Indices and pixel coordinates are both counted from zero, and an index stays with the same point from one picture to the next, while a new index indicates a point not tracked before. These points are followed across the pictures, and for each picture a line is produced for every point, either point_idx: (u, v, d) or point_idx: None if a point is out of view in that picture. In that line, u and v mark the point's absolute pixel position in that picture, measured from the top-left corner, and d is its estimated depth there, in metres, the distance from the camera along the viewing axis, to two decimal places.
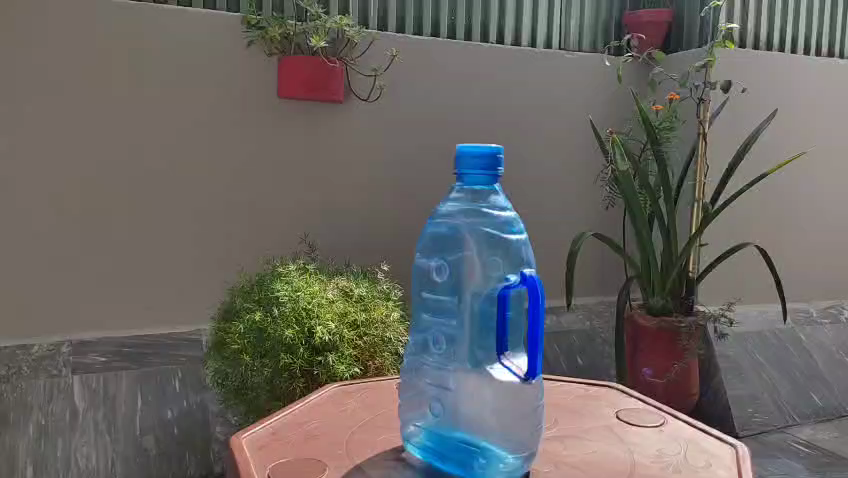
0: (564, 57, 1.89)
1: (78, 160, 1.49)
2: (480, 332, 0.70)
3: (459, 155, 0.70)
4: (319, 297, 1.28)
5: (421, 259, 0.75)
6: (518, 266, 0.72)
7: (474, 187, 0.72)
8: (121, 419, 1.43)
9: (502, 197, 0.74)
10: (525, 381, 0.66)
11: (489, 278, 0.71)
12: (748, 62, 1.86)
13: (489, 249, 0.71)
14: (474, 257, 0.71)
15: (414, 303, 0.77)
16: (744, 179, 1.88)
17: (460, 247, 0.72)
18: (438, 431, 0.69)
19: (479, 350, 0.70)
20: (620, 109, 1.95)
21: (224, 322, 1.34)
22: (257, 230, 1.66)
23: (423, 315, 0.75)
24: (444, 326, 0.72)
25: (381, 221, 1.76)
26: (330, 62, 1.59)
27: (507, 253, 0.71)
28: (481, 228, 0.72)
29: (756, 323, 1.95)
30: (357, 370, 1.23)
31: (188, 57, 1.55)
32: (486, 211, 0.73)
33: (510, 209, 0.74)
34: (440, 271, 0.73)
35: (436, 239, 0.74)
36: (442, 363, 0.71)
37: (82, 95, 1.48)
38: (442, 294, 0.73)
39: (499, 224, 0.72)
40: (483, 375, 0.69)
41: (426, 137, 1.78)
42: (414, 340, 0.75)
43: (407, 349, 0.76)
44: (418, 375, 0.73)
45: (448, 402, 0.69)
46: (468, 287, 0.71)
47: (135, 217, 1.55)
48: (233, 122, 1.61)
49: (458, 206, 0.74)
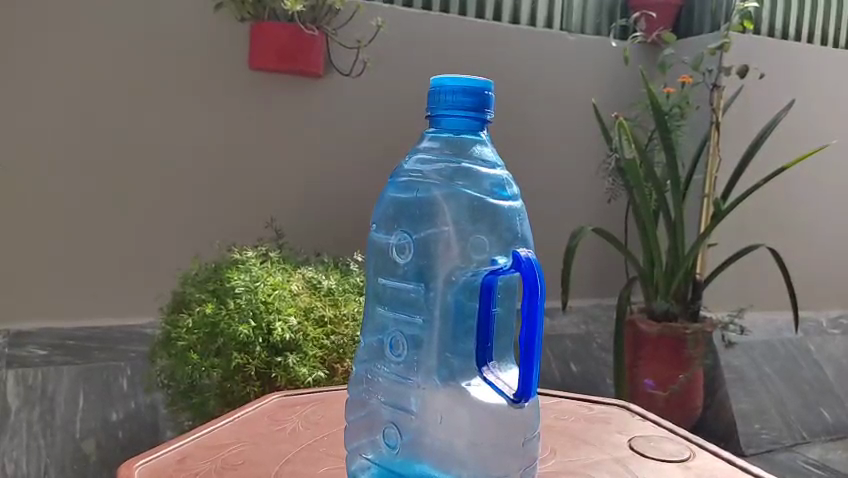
0: (566, 39, 1.73)
1: (22, 128, 1.33)
2: (454, 335, 0.56)
3: (435, 90, 0.54)
4: (281, 290, 1.12)
5: (376, 233, 0.60)
6: (508, 242, 0.57)
7: (453, 137, 0.57)
8: (59, 419, 1.29)
9: (490, 149, 0.58)
10: (514, 402, 0.49)
11: (469, 259, 0.56)
12: (765, 47, 1.70)
13: (471, 220, 0.57)
14: (452, 233, 0.56)
15: (367, 292, 0.61)
16: (757, 175, 1.73)
17: (431, 219, 0.57)
18: (392, 469, 0.55)
19: (454, 357, 0.55)
20: (625, 94, 1.79)
21: (173, 314, 1.18)
22: (222, 214, 1.49)
23: (377, 308, 0.59)
24: (405, 325, 0.57)
25: (361, 207, 1.60)
26: (309, 30, 1.42)
27: (494, 226, 0.57)
28: (463, 192, 0.57)
29: (765, 332, 1.79)
30: (322, 374, 1.07)
31: (150, 20, 1.39)
32: (469, 169, 0.57)
33: (501, 166, 0.58)
34: (401, 250, 0.58)
35: (398, 208, 0.58)
36: (401, 376, 0.56)
37: (26, 56, 1.31)
38: (403, 281, 0.58)
39: (485, 187, 0.57)
40: (457, 393, 0.54)
41: (414, 117, 1.63)
42: (365, 342, 0.60)
43: (357, 354, 0.60)
44: (369, 391, 0.58)
45: (409, 430, 0.55)
46: (439, 273, 0.56)
47: (86, 195, 1.38)
48: (200, 94, 1.44)
49: (429, 162, 0.58)
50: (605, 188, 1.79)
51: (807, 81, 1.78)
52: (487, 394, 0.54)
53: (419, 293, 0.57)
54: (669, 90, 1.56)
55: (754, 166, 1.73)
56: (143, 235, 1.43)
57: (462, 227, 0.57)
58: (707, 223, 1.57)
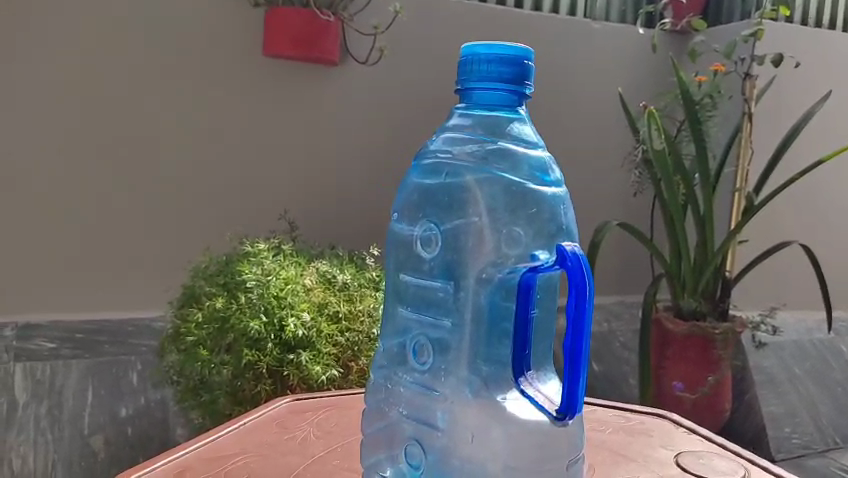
0: (591, 27, 1.67)
1: (31, 117, 1.29)
2: (488, 338, 0.52)
3: (467, 58, 0.50)
4: (294, 284, 1.07)
5: (399, 223, 0.55)
6: (550, 232, 0.53)
7: (486, 115, 0.53)
8: (67, 414, 1.27)
9: (528, 127, 0.54)
10: (556, 418, 0.45)
11: (505, 255, 0.52)
12: (799, 35, 1.63)
13: (507, 211, 0.53)
14: (485, 225, 0.52)
15: (388, 288, 0.57)
16: (791, 169, 1.66)
17: (462, 209, 0.53)
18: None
19: (484, 365, 0.52)
20: (651, 83, 1.73)
21: (182, 308, 1.14)
22: (235, 206, 1.44)
23: (400, 308, 0.56)
24: (431, 328, 0.53)
25: (377, 199, 1.55)
26: (324, 15, 1.37)
27: (535, 216, 0.53)
28: (498, 175, 0.53)
29: (795, 332, 1.72)
30: (336, 372, 1.03)
31: (160, 5, 1.35)
32: (506, 149, 0.53)
33: (541, 147, 0.54)
34: (427, 243, 0.54)
35: (423, 195, 0.54)
36: (426, 386, 0.53)
37: (35, 44, 1.28)
38: (429, 278, 0.54)
39: (524, 171, 0.53)
40: (491, 405, 0.51)
41: (433, 107, 1.57)
42: (386, 346, 0.56)
43: (376, 357, 0.57)
44: (388, 402, 0.54)
45: (434, 447, 0.51)
46: (471, 269, 0.52)
47: (95, 186, 1.35)
48: (212, 82, 1.40)
49: (457, 141, 0.54)
50: (631, 181, 1.73)
51: (843, 70, 1.70)
52: (523, 410, 0.50)
53: (446, 292, 0.53)
54: (701, 78, 1.50)
55: (786, 160, 1.66)
56: (153, 227, 1.39)
57: (496, 217, 0.52)
58: (738, 218, 1.51)
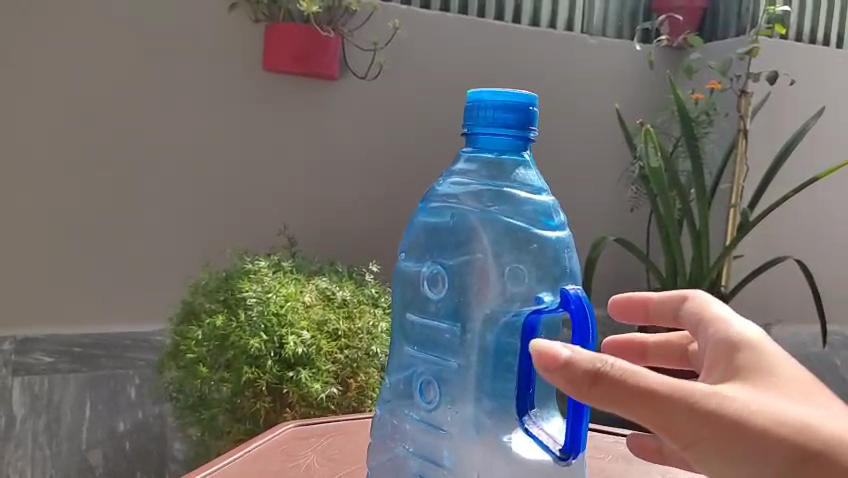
0: (587, 43, 1.69)
1: (33, 132, 1.30)
2: (491, 377, 0.56)
3: (471, 106, 0.56)
4: (294, 301, 1.08)
5: (406, 260, 0.62)
6: (555, 275, 0.57)
7: (490, 158, 0.60)
8: (65, 430, 1.29)
9: (531, 172, 0.60)
10: (562, 458, 0.49)
11: (510, 295, 0.56)
12: (794, 52, 1.65)
13: (510, 254, 0.58)
14: (489, 267, 0.57)
15: (397, 321, 0.63)
16: (786, 185, 1.68)
17: (467, 250, 0.58)
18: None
19: (488, 400, 0.56)
20: (648, 100, 1.75)
21: (182, 325, 1.14)
22: (234, 221, 1.45)
23: (410, 341, 0.61)
24: (438, 365, 0.58)
25: (376, 214, 1.55)
26: (324, 31, 1.39)
27: (540, 257, 0.57)
28: (501, 218, 0.58)
29: (789, 346, 1.73)
30: (335, 390, 1.04)
31: (161, 21, 1.36)
32: (510, 194, 0.59)
33: (545, 192, 0.60)
34: (434, 284, 0.59)
35: (430, 236, 0.60)
36: (432, 419, 0.58)
37: (37, 60, 1.29)
38: (436, 318, 0.59)
39: (527, 214, 0.59)
40: (497, 446, 0.55)
41: (431, 122, 1.58)
42: (396, 377, 0.61)
43: (387, 387, 0.62)
44: (397, 430, 0.61)
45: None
46: (476, 310, 0.56)
47: (95, 201, 1.35)
48: (213, 97, 1.40)
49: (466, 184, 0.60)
50: (628, 196, 1.74)
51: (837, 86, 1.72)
52: (534, 451, 0.54)
53: (451, 333, 0.57)
54: (697, 96, 1.51)
55: (781, 176, 1.67)
56: (152, 242, 1.39)
57: (499, 258, 0.57)
58: (733, 234, 1.52)
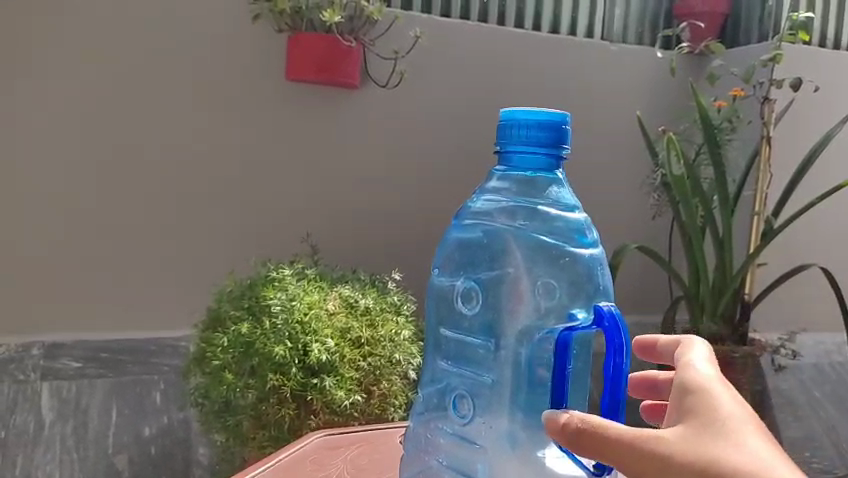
0: (608, 50, 1.68)
1: (62, 142, 1.32)
2: (523, 393, 0.65)
3: (506, 122, 0.62)
4: (317, 309, 1.09)
5: (440, 276, 0.71)
6: (588, 292, 0.66)
7: (520, 176, 0.67)
8: (92, 434, 1.29)
9: (563, 189, 0.67)
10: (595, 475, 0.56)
11: (542, 310, 0.66)
12: (818, 59, 1.63)
13: (543, 271, 0.67)
14: (522, 284, 0.67)
15: (433, 338, 0.74)
16: (811, 194, 1.66)
17: (501, 268, 0.68)
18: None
19: (519, 414, 0.64)
20: (670, 107, 1.74)
21: (208, 331, 1.16)
22: (258, 229, 1.46)
23: (445, 355, 0.72)
24: (472, 377, 0.68)
25: (396, 221, 1.56)
26: (346, 41, 1.40)
27: (574, 277, 0.66)
28: (532, 235, 0.68)
29: (813, 355, 1.71)
30: (359, 397, 1.05)
31: (187, 32, 1.38)
32: (545, 214, 0.67)
33: (578, 210, 0.68)
34: (467, 301, 0.70)
35: (464, 255, 0.69)
36: (464, 431, 0.67)
37: (66, 72, 1.31)
38: (471, 335, 0.69)
39: (561, 233, 0.67)
40: (532, 462, 0.61)
41: (452, 129, 1.59)
42: (431, 390, 0.72)
43: (423, 400, 0.72)
44: (431, 441, 0.70)
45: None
46: (508, 329, 0.67)
47: (122, 209, 1.37)
48: (237, 107, 1.43)
49: (503, 205, 0.69)
50: (650, 203, 1.73)
51: None
52: (567, 466, 0.60)
53: (485, 347, 0.68)
54: (719, 104, 1.50)
55: (806, 184, 1.65)
56: (178, 249, 1.41)
57: (530, 274, 0.67)
58: (757, 242, 1.50)
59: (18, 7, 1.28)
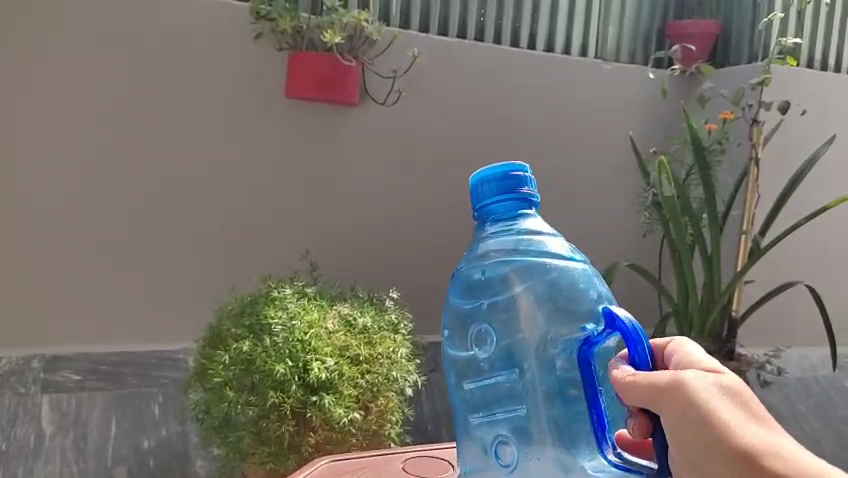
0: (601, 68, 1.72)
1: (66, 160, 1.34)
2: (563, 418, 0.69)
3: (475, 185, 0.73)
4: (317, 328, 1.11)
5: (453, 343, 0.77)
6: (593, 298, 0.73)
7: (507, 219, 0.73)
8: (92, 446, 1.31)
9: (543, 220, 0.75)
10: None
11: (559, 331, 0.71)
12: (806, 82, 1.68)
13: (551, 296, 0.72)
14: (536, 315, 0.72)
15: (457, 403, 0.77)
16: (798, 214, 1.71)
17: (511, 309, 0.73)
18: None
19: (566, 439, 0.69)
20: (661, 128, 1.79)
21: (208, 348, 1.18)
22: (258, 246, 1.49)
23: (476, 411, 0.75)
24: (510, 418, 0.72)
25: (393, 238, 1.59)
26: (344, 60, 1.44)
27: (579, 286, 0.73)
28: (533, 266, 0.73)
29: (799, 369, 1.75)
30: (357, 415, 1.08)
31: (189, 53, 1.40)
32: (538, 243, 0.73)
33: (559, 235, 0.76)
34: (484, 348, 0.74)
35: (470, 311, 0.75)
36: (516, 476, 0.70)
37: (71, 91, 1.33)
38: (495, 377, 0.74)
39: (559, 257, 0.74)
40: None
41: (449, 147, 1.62)
42: (473, 451, 0.74)
43: (466, 463, 0.74)
44: None
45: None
46: (529, 359, 0.72)
47: (124, 227, 1.39)
48: (239, 126, 1.45)
49: (496, 248, 0.73)
50: (641, 222, 1.77)
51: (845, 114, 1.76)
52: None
53: (510, 379, 0.73)
54: (711, 126, 1.54)
55: (793, 204, 1.70)
56: (179, 266, 1.43)
57: (539, 305, 0.72)
58: (743, 261, 1.54)
59: (24, 23, 1.29)
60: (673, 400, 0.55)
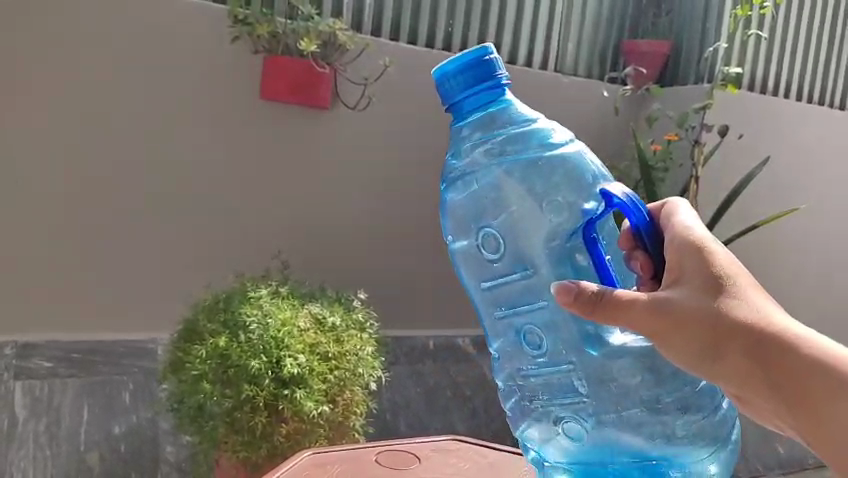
0: (561, 81, 1.82)
1: (43, 154, 1.35)
2: None
3: (443, 78, 0.78)
4: (290, 326, 1.19)
5: (459, 243, 0.86)
6: (586, 183, 0.84)
7: (483, 115, 0.82)
8: (65, 431, 1.34)
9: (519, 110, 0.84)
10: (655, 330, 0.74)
11: (560, 210, 0.82)
12: (742, 106, 1.86)
13: (543, 185, 0.83)
14: (534, 203, 0.83)
15: (476, 300, 0.87)
16: (733, 227, 1.88)
17: (506, 200, 0.84)
18: (583, 454, 0.78)
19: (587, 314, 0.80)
20: (614, 143, 1.91)
21: (183, 343, 1.25)
22: (232, 245, 1.54)
23: (497, 306, 0.85)
24: (529, 308, 0.82)
25: (361, 240, 1.67)
26: (320, 67, 1.51)
27: (569, 176, 0.84)
28: (518, 158, 0.83)
29: None
30: (326, 408, 1.17)
31: (169, 53, 1.44)
32: (517, 133, 0.83)
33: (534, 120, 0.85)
34: (489, 246, 0.84)
35: (468, 210, 0.85)
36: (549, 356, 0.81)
37: (50, 87, 1.34)
38: (509, 273, 0.83)
39: (540, 146, 0.84)
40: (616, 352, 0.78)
41: (415, 153, 1.72)
42: (501, 340, 0.85)
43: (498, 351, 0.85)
44: (526, 387, 0.83)
45: (585, 411, 0.79)
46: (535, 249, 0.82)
47: (100, 223, 1.41)
48: (215, 127, 1.49)
49: (477, 146, 0.83)
50: None
51: (776, 136, 1.94)
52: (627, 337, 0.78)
53: (525, 276, 0.83)
54: (656, 146, 1.70)
55: (728, 218, 1.88)
56: (153, 262, 1.47)
57: (534, 192, 0.83)
58: None
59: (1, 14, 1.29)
60: (636, 308, 0.63)
